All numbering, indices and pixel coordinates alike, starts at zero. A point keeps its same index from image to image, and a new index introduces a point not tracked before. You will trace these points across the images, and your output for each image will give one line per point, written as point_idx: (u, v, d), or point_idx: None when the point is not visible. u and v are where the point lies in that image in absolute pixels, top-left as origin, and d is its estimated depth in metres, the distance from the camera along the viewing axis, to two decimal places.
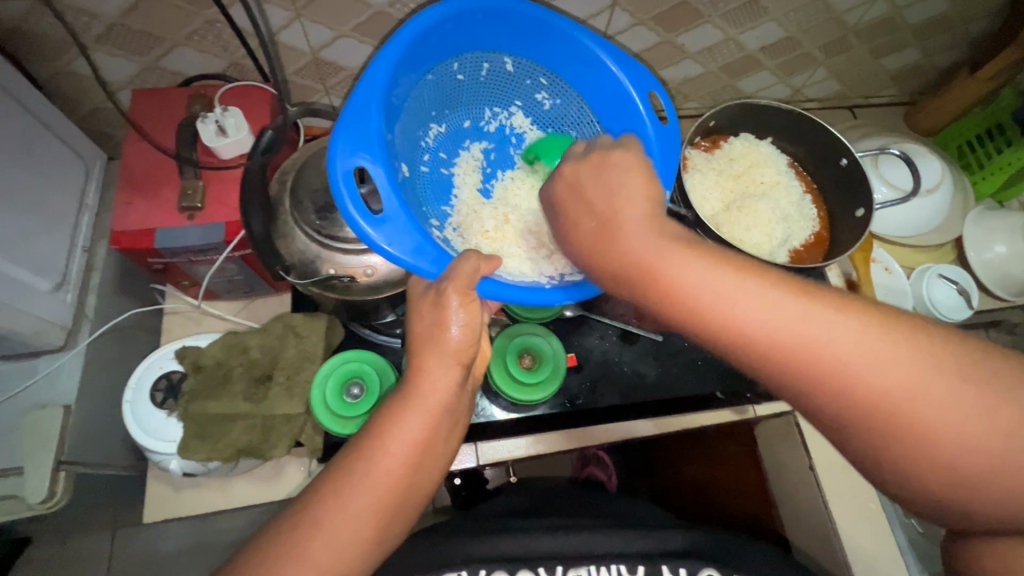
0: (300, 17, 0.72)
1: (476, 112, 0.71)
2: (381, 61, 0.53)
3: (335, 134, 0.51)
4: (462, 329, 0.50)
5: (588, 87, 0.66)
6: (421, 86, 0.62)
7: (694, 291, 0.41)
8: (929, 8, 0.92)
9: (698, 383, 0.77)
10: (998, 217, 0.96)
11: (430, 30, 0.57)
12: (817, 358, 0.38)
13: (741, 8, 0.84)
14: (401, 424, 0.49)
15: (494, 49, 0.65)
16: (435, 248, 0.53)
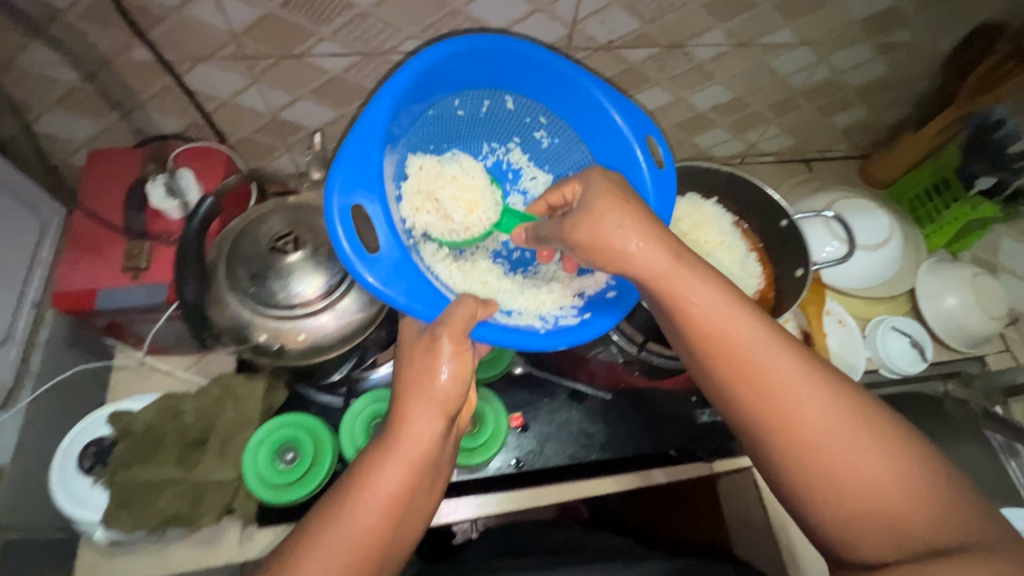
0: (257, 82, 0.75)
1: (475, 147, 0.73)
2: (382, 100, 0.56)
3: (336, 168, 0.54)
4: (450, 378, 0.56)
5: (585, 128, 0.70)
6: (418, 123, 0.65)
7: (697, 319, 0.52)
8: (869, 72, 0.95)
9: (650, 442, 0.76)
10: (948, 269, 0.99)
11: (432, 68, 0.60)
12: (780, 384, 0.49)
13: (687, 73, 0.88)
14: (383, 474, 0.51)
15: (495, 86, 0.67)
16: (430, 290, 0.58)
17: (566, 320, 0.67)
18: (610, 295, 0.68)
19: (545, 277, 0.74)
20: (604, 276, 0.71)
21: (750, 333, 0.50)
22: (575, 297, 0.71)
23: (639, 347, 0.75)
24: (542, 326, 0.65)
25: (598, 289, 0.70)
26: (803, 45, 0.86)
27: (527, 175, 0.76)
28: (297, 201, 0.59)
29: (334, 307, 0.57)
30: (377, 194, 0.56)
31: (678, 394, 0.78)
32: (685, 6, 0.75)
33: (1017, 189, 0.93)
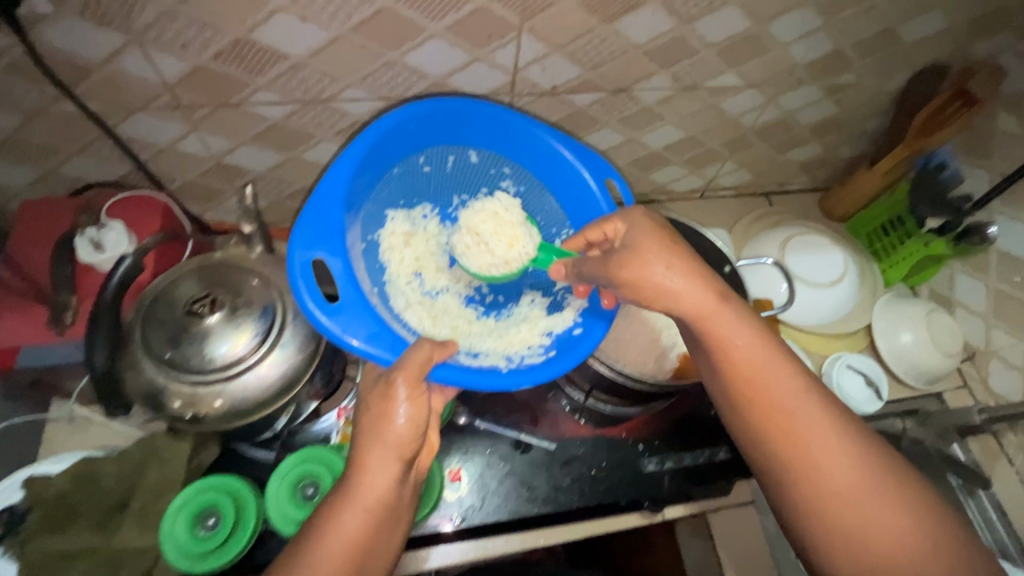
0: (197, 129, 0.74)
1: (445, 200, 0.73)
2: (345, 163, 0.58)
3: (297, 229, 0.55)
4: (407, 421, 0.55)
5: (546, 175, 0.70)
6: (382, 180, 0.65)
7: (741, 362, 0.55)
8: (820, 111, 0.96)
9: (598, 494, 0.74)
10: (903, 305, 0.99)
11: (394, 129, 0.61)
12: (805, 430, 0.53)
13: (636, 115, 0.88)
14: (341, 522, 0.53)
15: (458, 142, 0.68)
16: (391, 335, 0.57)
17: (532, 360, 0.64)
18: (576, 333, 0.65)
19: (519, 318, 0.70)
20: (573, 313, 0.69)
21: (785, 386, 0.54)
22: (544, 336, 0.68)
23: (585, 395, 0.77)
24: (507, 367, 0.62)
25: (566, 327, 0.68)
26: (751, 88, 0.87)
27: None
28: (222, 257, 0.60)
29: (256, 369, 0.56)
30: (338, 250, 0.56)
31: (624, 441, 0.77)
32: (625, 54, 0.75)
33: (965, 227, 0.93)
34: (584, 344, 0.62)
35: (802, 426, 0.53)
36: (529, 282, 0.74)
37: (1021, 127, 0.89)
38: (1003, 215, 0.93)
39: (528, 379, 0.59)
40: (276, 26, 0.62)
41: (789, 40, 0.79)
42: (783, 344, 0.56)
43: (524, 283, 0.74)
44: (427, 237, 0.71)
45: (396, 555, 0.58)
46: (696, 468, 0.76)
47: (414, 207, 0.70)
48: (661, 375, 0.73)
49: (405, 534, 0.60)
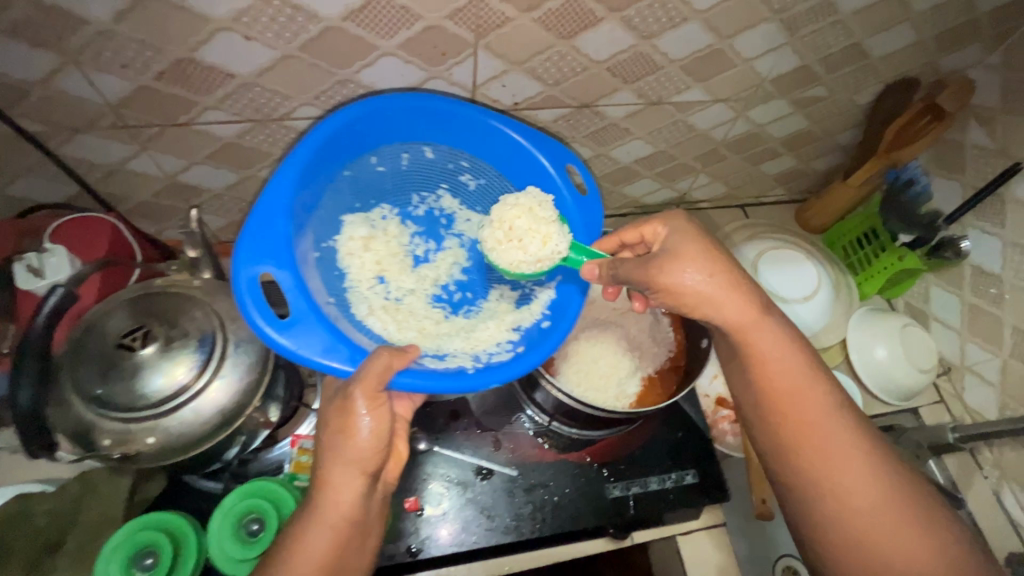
0: (146, 149, 0.72)
1: (404, 200, 0.72)
2: (286, 171, 0.56)
3: (240, 245, 0.53)
4: (370, 432, 0.54)
5: (505, 165, 0.69)
6: (333, 186, 0.64)
7: (774, 379, 0.57)
8: (791, 124, 0.95)
9: (563, 522, 0.73)
10: (877, 321, 0.98)
11: (338, 133, 0.60)
12: (832, 453, 0.54)
13: (603, 130, 0.87)
14: (307, 541, 0.53)
15: (409, 140, 0.66)
16: (350, 346, 0.55)
17: (500, 356, 0.63)
18: (544, 326, 0.66)
19: (489, 314, 0.70)
20: (541, 306, 0.69)
21: (817, 407, 0.56)
22: (514, 331, 0.68)
23: (550, 417, 0.77)
24: (474, 366, 0.61)
25: (533, 321, 0.68)
26: (718, 102, 0.86)
27: (461, 217, 0.74)
28: (160, 286, 0.58)
29: (192, 403, 0.53)
30: (285, 262, 0.55)
31: (589, 466, 0.77)
32: (587, 69, 0.74)
33: (940, 240, 0.93)
34: (552, 337, 0.62)
35: (831, 450, 0.54)
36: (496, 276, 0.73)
37: (991, 141, 0.88)
38: (974, 228, 0.91)
39: (495, 378, 0.57)
40: (219, 46, 0.60)
41: (753, 55, 0.78)
42: (820, 367, 0.58)
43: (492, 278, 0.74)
44: (388, 239, 0.70)
45: (366, 567, 0.58)
46: (663, 492, 0.76)
47: (372, 209, 0.70)
48: (625, 399, 0.74)
49: (376, 546, 0.61)
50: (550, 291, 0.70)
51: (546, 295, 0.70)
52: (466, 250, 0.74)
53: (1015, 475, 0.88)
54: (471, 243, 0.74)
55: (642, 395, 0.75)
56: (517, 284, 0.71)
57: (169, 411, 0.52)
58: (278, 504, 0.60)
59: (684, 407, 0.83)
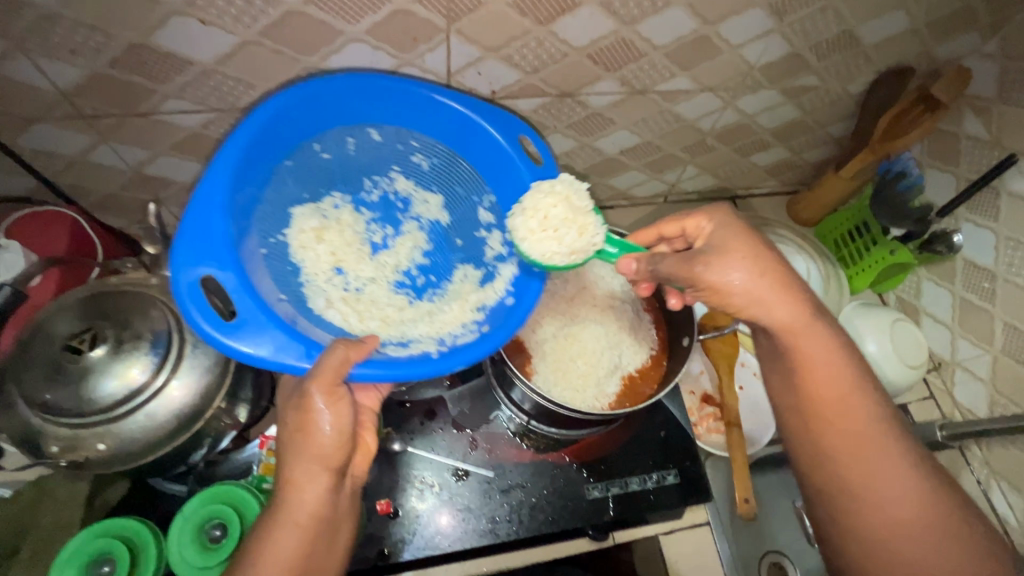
0: (106, 140, 0.69)
1: (355, 185, 0.70)
2: (220, 165, 0.54)
3: (177, 247, 0.51)
4: (332, 427, 0.53)
5: (457, 142, 0.67)
6: (275, 178, 0.62)
7: (821, 388, 0.56)
8: (781, 114, 0.92)
9: (541, 524, 0.72)
10: (867, 315, 0.96)
11: (273, 121, 0.57)
12: (873, 463, 0.55)
13: (586, 120, 0.84)
14: (273, 541, 0.52)
15: (352, 123, 0.64)
16: (306, 341, 0.53)
17: (466, 338, 0.64)
18: (509, 303, 0.65)
19: (454, 296, 0.70)
20: (506, 282, 0.68)
21: (862, 417, 0.56)
22: (481, 312, 0.67)
23: (528, 417, 0.76)
24: (438, 350, 0.61)
25: (498, 299, 0.68)
26: (705, 91, 0.83)
27: (418, 200, 0.72)
28: (114, 283, 0.56)
29: (146, 408, 0.52)
30: (229, 262, 0.52)
31: (568, 466, 0.76)
32: (567, 57, 0.71)
33: (933, 234, 0.91)
34: (517, 312, 0.61)
35: (869, 459, 0.55)
36: (458, 256, 0.72)
37: (987, 132, 0.85)
38: (967, 221, 0.89)
39: (461, 360, 0.56)
40: (174, 31, 0.57)
41: (741, 42, 0.75)
42: (870, 377, 0.57)
43: (455, 259, 0.73)
44: (342, 229, 0.69)
45: (339, 564, 0.57)
46: (643, 493, 0.76)
47: (322, 199, 0.68)
48: (604, 398, 0.74)
49: (349, 541, 0.60)
50: (512, 267, 0.69)
51: (508, 271, 0.69)
52: (425, 232, 0.73)
53: (1004, 472, 0.86)
54: (431, 225, 0.73)
55: (623, 393, 0.75)
56: (480, 263, 0.71)
57: (121, 414, 0.50)
58: (241, 509, 0.58)
59: (667, 405, 0.82)
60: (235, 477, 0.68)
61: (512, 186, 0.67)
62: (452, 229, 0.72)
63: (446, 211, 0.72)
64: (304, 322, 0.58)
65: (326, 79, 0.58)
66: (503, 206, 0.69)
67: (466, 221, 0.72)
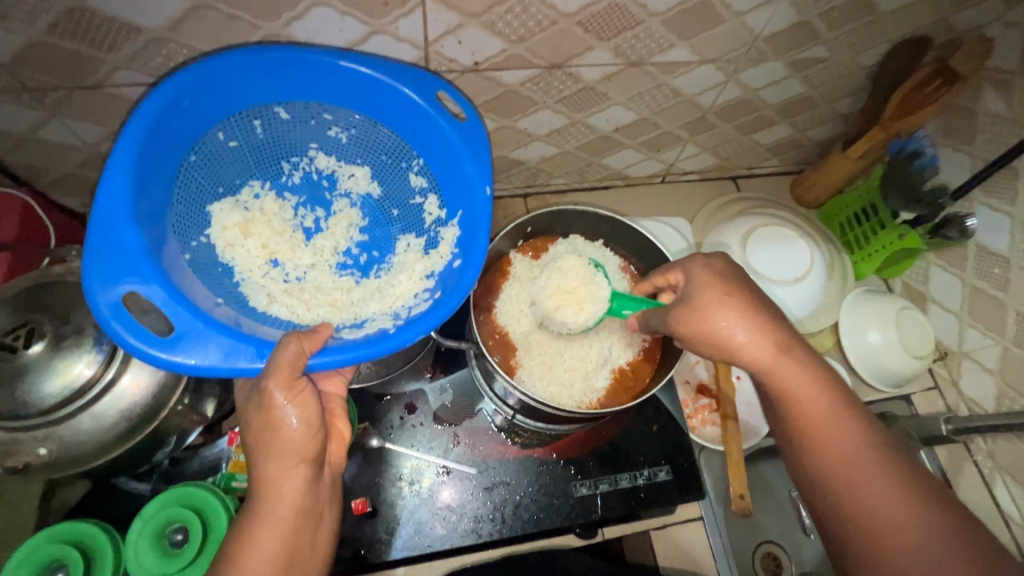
0: (55, 116, 0.64)
1: (273, 171, 0.68)
2: (114, 172, 0.49)
3: (87, 269, 0.47)
4: (300, 422, 0.50)
5: (375, 109, 0.63)
6: (183, 177, 0.59)
7: (791, 400, 0.55)
8: (786, 89, 0.86)
9: (528, 524, 0.69)
10: (872, 303, 0.92)
11: (166, 111, 0.53)
12: (855, 474, 0.52)
13: (577, 94, 0.78)
14: (254, 541, 0.49)
15: (255, 103, 0.61)
16: (250, 343, 0.50)
17: (419, 307, 0.63)
18: (455, 266, 0.62)
19: (398, 268, 0.71)
20: (449, 248, 0.66)
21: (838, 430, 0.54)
22: (431, 277, 0.67)
23: (513, 412, 0.72)
24: (394, 325, 0.62)
25: (446, 263, 0.66)
26: (706, 63, 0.77)
27: (343, 176, 0.71)
28: (57, 273, 0.55)
29: (89, 409, 0.52)
30: (151, 274, 0.49)
31: (556, 462, 0.73)
32: (555, 24, 0.65)
33: (944, 218, 0.86)
34: (466, 275, 0.57)
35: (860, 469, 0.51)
36: (397, 227, 0.73)
37: (1008, 108, 0.79)
38: (983, 204, 0.84)
39: (421, 330, 0.53)
40: None
41: (745, 9, 0.69)
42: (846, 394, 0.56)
43: (394, 230, 0.73)
44: (268, 219, 0.68)
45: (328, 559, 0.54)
46: (633, 490, 0.73)
47: (239, 190, 0.67)
48: (593, 392, 0.71)
49: (336, 537, 0.56)
50: (453, 229, 0.66)
51: (451, 233, 0.66)
52: (358, 208, 0.73)
53: (1009, 467, 0.83)
54: (363, 198, 0.72)
55: (612, 387, 0.73)
56: (422, 231, 0.70)
57: (73, 412, 0.51)
58: (205, 511, 0.56)
59: (662, 398, 0.79)
60: (204, 474, 0.64)
61: (439, 146, 0.63)
62: (385, 201, 0.72)
63: (376, 182, 0.71)
64: (247, 323, 0.59)
65: (215, 58, 0.54)
66: (433, 167, 0.66)
67: (398, 190, 0.71)
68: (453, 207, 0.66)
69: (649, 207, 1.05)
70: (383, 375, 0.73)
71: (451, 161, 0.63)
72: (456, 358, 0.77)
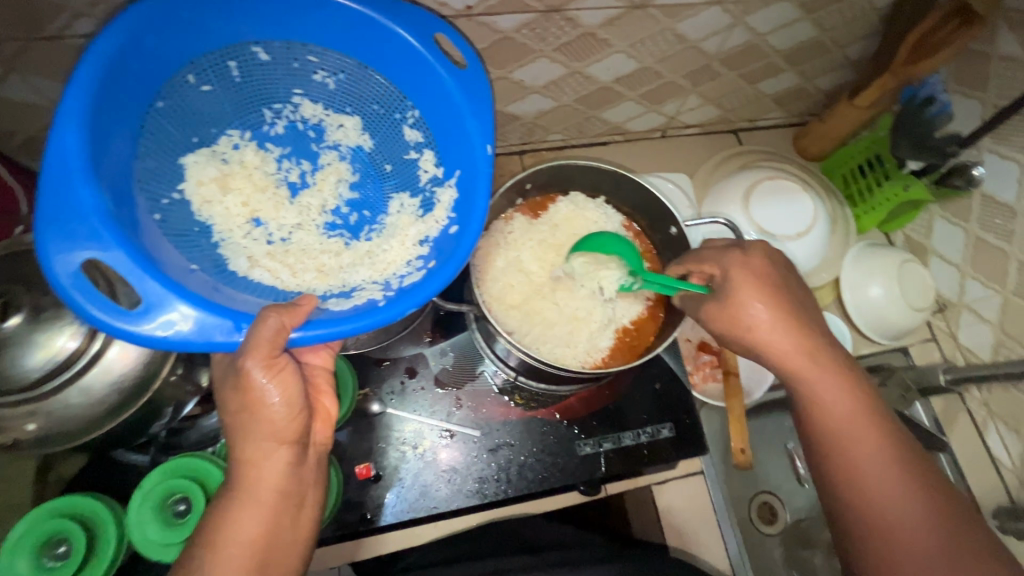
0: (12, 71, 0.59)
1: (253, 119, 0.64)
2: (66, 120, 0.44)
3: (43, 229, 0.43)
4: (283, 401, 0.50)
5: (363, 51, 0.59)
6: (147, 126, 0.55)
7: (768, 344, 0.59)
8: (796, 33, 0.82)
9: (537, 482, 0.69)
10: (873, 258, 0.91)
11: (125, 50, 0.49)
12: (827, 403, 0.57)
13: (577, 41, 0.73)
14: (236, 520, 0.50)
15: (228, 42, 0.56)
16: (225, 315, 0.47)
17: (411, 278, 0.61)
18: (451, 231, 0.59)
19: (390, 231, 0.67)
20: (446, 212, 0.63)
21: (808, 366, 0.58)
22: (427, 243, 0.64)
23: (515, 373, 0.72)
24: (383, 298, 0.59)
25: (441, 228, 0.62)
26: (714, 5, 0.72)
27: (332, 126, 0.67)
28: (29, 241, 0.52)
29: (77, 382, 0.50)
30: (113, 238, 0.45)
31: (560, 423, 0.73)
32: None
33: (950, 168, 0.84)
34: (461, 246, 0.54)
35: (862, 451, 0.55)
36: (390, 184, 0.69)
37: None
38: (990, 152, 0.82)
39: (412, 303, 0.51)
40: None
41: None
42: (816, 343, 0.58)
43: (387, 188, 0.69)
44: (248, 173, 0.65)
45: (311, 538, 0.54)
46: (636, 448, 0.73)
47: (216, 141, 0.63)
48: (597, 352, 0.71)
49: (320, 518, 0.56)
50: (451, 191, 0.63)
51: (447, 195, 0.63)
52: (348, 162, 0.69)
53: (1002, 414, 0.84)
54: (352, 150, 0.68)
55: (616, 347, 0.72)
56: (416, 190, 0.67)
57: (58, 386, 0.49)
58: (202, 477, 0.55)
59: (665, 357, 0.78)
60: (204, 445, 0.63)
61: (434, 90, 0.59)
62: (378, 154, 0.68)
63: (367, 134, 0.67)
64: (225, 292, 0.56)
65: None
66: (429, 120, 0.62)
67: (391, 145, 0.67)
68: (451, 166, 0.63)
69: (649, 163, 1.01)
70: (381, 341, 0.71)
71: (451, 116, 0.59)
72: (456, 321, 0.75)
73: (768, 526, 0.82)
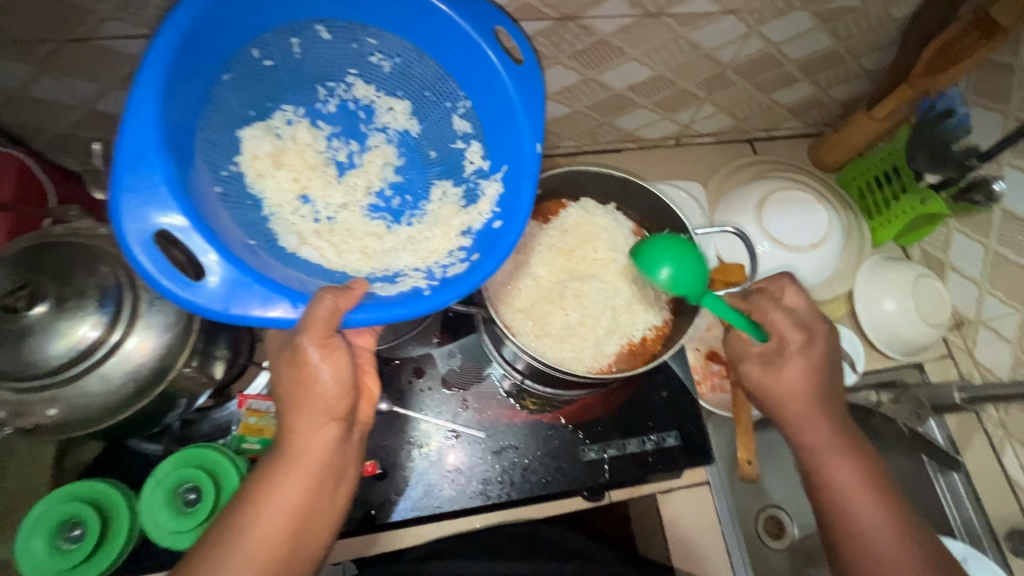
0: (46, 71, 0.61)
1: (308, 96, 0.65)
2: (142, 89, 0.45)
3: (115, 194, 0.44)
4: (333, 377, 0.51)
5: (422, 36, 0.60)
6: (214, 97, 0.55)
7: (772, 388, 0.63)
8: (812, 43, 0.81)
9: (543, 486, 0.69)
10: (887, 270, 0.90)
11: (202, 21, 0.49)
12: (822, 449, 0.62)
13: (591, 49, 0.74)
14: (281, 490, 0.51)
15: (294, 19, 0.57)
16: (285, 292, 0.48)
17: (455, 270, 0.61)
18: (496, 226, 0.59)
19: (433, 218, 0.68)
20: (491, 203, 0.64)
21: (803, 410, 0.62)
22: (467, 234, 0.65)
23: (522, 376, 0.73)
24: (428, 287, 0.58)
25: (485, 222, 0.63)
26: (728, 14, 0.73)
27: (382, 108, 0.68)
28: (57, 234, 0.55)
29: (94, 371, 0.51)
30: (183, 207, 0.45)
31: (562, 427, 0.73)
32: None
33: (970, 180, 0.82)
34: (504, 239, 0.54)
35: (863, 510, 0.59)
36: (435, 171, 0.70)
37: None
38: (1011, 167, 0.80)
39: (454, 295, 0.51)
40: None
41: None
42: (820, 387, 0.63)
43: (431, 174, 0.70)
44: (300, 150, 0.65)
45: (340, 517, 0.55)
46: (641, 455, 0.73)
47: (272, 115, 0.64)
48: (603, 358, 0.71)
49: (350, 498, 0.57)
50: (497, 184, 0.64)
51: (493, 188, 0.64)
52: (394, 146, 0.70)
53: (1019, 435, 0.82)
54: (399, 135, 0.70)
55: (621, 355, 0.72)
56: (461, 179, 0.68)
57: (79, 375, 0.51)
58: (219, 476, 0.57)
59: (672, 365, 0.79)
60: (215, 436, 0.66)
61: (487, 79, 0.59)
62: (424, 140, 0.70)
63: (416, 119, 0.69)
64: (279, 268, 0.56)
65: None
66: (478, 110, 0.63)
67: (439, 132, 0.68)
68: (498, 160, 0.64)
69: (662, 170, 1.01)
70: (390, 339, 0.72)
71: (503, 105, 0.60)
72: (463, 323, 0.76)
73: (777, 541, 0.81)
